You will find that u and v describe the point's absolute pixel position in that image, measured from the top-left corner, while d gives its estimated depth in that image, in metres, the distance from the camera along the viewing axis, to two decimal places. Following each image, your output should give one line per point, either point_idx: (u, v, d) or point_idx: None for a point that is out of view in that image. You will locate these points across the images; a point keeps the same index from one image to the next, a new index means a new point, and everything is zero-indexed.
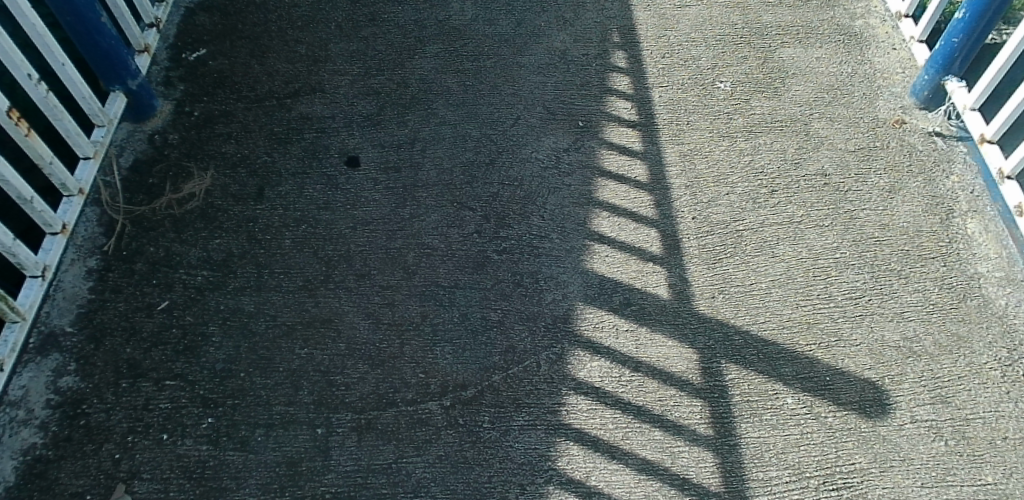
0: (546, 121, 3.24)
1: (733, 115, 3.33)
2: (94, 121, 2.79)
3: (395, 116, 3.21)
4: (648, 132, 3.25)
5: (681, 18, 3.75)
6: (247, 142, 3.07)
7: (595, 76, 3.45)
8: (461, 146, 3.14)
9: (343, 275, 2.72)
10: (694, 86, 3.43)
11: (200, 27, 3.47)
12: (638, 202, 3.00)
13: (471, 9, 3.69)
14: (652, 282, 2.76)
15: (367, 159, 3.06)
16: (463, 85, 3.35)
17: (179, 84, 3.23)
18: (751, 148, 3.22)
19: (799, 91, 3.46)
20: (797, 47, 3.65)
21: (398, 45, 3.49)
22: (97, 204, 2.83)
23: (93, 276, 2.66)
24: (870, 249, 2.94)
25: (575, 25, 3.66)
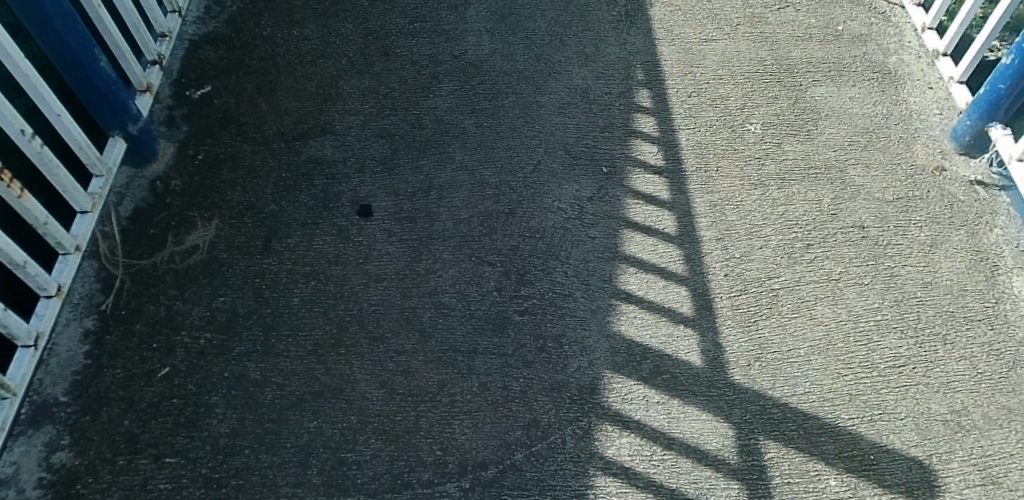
0: (569, 166, 3.08)
1: (765, 161, 3.16)
2: (93, 170, 2.65)
3: (410, 161, 3.05)
4: (676, 178, 3.07)
5: (707, 53, 3.58)
6: (253, 189, 2.91)
7: (619, 116, 3.28)
8: (479, 193, 2.97)
9: (355, 338, 2.55)
10: (723, 128, 3.26)
11: (204, 61, 3.31)
12: (666, 257, 2.83)
13: (488, 43, 3.52)
14: (683, 348, 2.60)
15: (381, 207, 2.90)
16: (480, 126, 3.19)
17: (182, 125, 3.07)
18: (784, 197, 3.05)
19: (833, 135, 3.29)
20: (829, 86, 3.48)
21: (412, 82, 3.33)
22: (95, 258, 2.67)
23: (90, 338, 2.50)
24: (912, 310, 2.77)
25: (596, 61, 3.49)
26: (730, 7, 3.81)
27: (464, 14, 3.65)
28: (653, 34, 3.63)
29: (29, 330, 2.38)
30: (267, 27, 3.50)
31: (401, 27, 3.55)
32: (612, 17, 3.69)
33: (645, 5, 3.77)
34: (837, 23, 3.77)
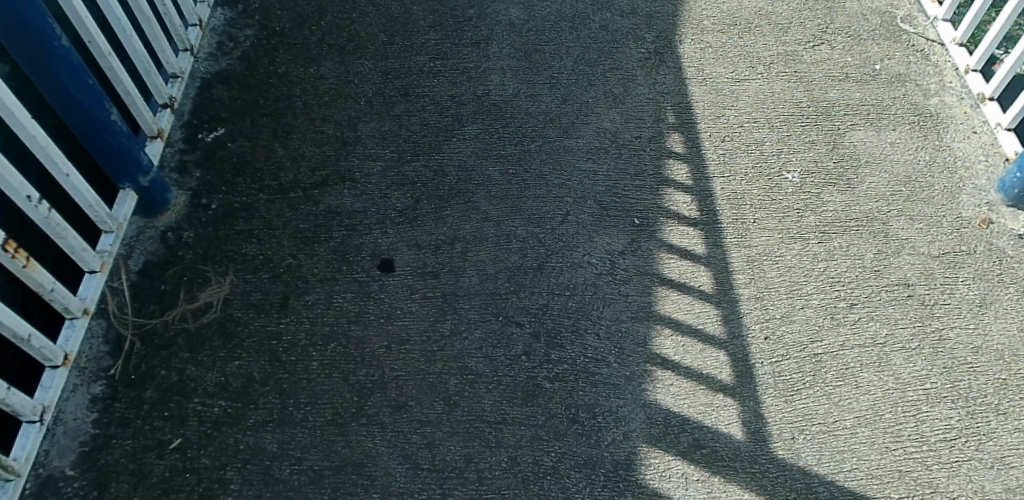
0: (599, 217, 2.95)
1: (804, 212, 3.02)
2: (103, 227, 2.57)
3: (433, 211, 2.93)
4: (710, 231, 2.93)
5: (740, 94, 3.44)
6: (270, 241, 2.80)
7: (649, 163, 3.15)
8: (506, 247, 2.84)
9: (377, 407, 2.42)
10: (758, 176, 3.13)
11: (218, 102, 3.21)
12: (703, 317, 2.69)
13: (513, 83, 3.40)
14: (723, 419, 2.46)
15: (403, 262, 2.78)
16: (506, 173, 3.07)
17: (195, 171, 2.98)
18: (825, 252, 2.90)
19: (874, 183, 3.14)
20: (868, 130, 3.34)
21: (434, 125, 3.21)
22: (104, 317, 2.55)
23: (98, 406, 2.37)
24: (963, 377, 2.62)
25: (625, 103, 3.36)
26: (762, 44, 3.67)
27: (487, 52, 3.52)
28: (683, 73, 3.50)
29: (34, 403, 2.25)
30: (283, 65, 3.38)
31: (422, 64, 3.43)
32: (640, 55, 3.56)
33: (674, 41, 3.64)
34: (874, 63, 3.63)
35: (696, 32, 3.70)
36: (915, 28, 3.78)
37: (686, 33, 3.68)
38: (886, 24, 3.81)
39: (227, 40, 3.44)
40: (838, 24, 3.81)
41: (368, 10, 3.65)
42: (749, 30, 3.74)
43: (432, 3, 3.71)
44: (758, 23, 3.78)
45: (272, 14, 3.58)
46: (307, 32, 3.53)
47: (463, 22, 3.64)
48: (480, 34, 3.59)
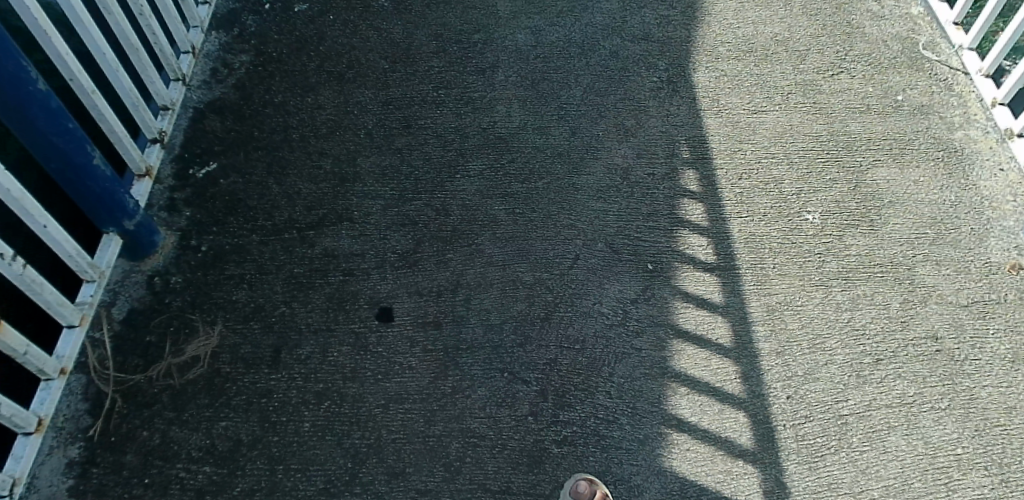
0: (610, 262, 2.79)
1: (826, 257, 2.85)
2: (85, 276, 2.45)
3: (434, 254, 2.77)
4: (728, 278, 2.77)
5: (757, 126, 3.27)
6: (262, 287, 2.65)
7: (663, 202, 2.98)
8: (511, 294, 2.69)
9: (373, 475, 2.27)
10: (777, 216, 2.96)
11: (211, 135, 3.05)
12: (721, 373, 2.53)
13: (519, 115, 3.24)
14: (743, 489, 2.31)
15: (402, 311, 2.62)
16: (512, 213, 2.91)
17: (184, 210, 2.82)
18: (849, 301, 2.74)
19: (900, 224, 2.97)
20: (891, 167, 3.16)
21: (437, 160, 3.05)
22: (83, 371, 2.40)
23: (75, 471, 2.22)
24: (996, 441, 2.46)
25: (637, 136, 3.20)
26: (780, 73, 3.50)
27: (492, 80, 3.36)
28: (698, 104, 3.33)
29: (4, 476, 2.12)
30: (279, 93, 3.23)
31: (425, 94, 3.27)
32: (652, 84, 3.40)
33: (688, 69, 3.47)
34: (895, 93, 3.45)
35: (711, 59, 3.53)
36: (938, 56, 3.61)
37: (700, 61, 3.52)
38: (908, 51, 3.64)
39: (221, 66, 3.29)
40: (858, 51, 3.64)
41: (368, 35, 3.49)
42: (766, 57, 3.57)
43: (436, 27, 3.56)
44: (775, 50, 3.61)
45: (269, 38, 3.43)
46: (305, 57, 3.37)
47: (468, 48, 3.48)
48: (485, 61, 3.44)
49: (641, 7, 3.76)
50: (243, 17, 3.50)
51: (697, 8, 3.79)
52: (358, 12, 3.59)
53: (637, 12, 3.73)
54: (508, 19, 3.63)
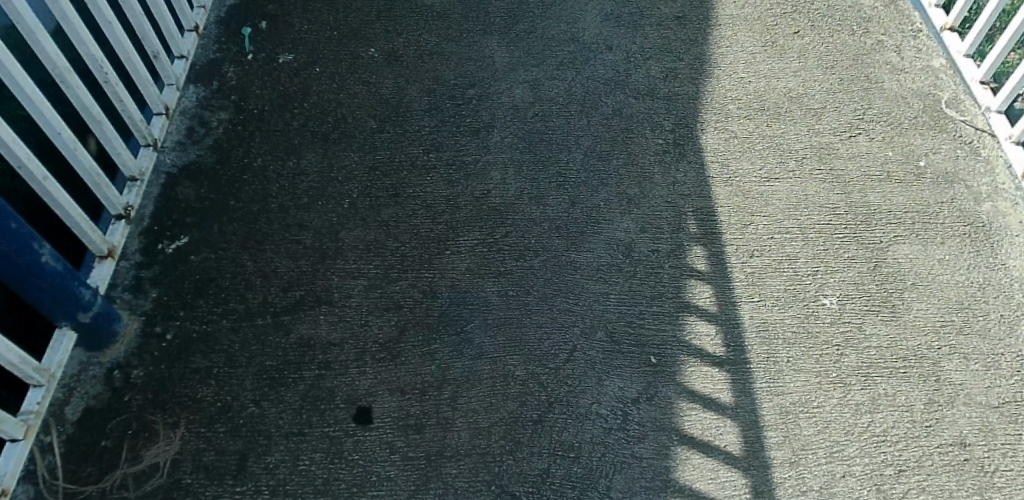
0: (609, 354, 2.57)
1: (844, 350, 2.63)
2: (30, 381, 2.26)
3: (419, 344, 2.56)
4: (738, 374, 2.54)
5: (769, 196, 3.04)
6: (230, 382, 2.45)
7: (668, 284, 2.76)
8: (501, 392, 2.47)
9: None
10: (792, 301, 2.74)
11: (183, 203, 2.84)
12: (729, 488, 2.32)
13: (515, 181, 3.02)
14: None
15: (382, 411, 2.41)
16: (505, 296, 2.70)
17: (150, 291, 2.62)
18: (869, 402, 2.52)
19: (924, 311, 2.75)
20: (914, 245, 2.93)
21: (424, 233, 2.84)
22: (32, 481, 2.21)
23: None
24: None
25: (641, 207, 2.97)
26: (794, 134, 3.27)
27: (487, 141, 3.15)
28: (706, 170, 3.11)
29: None
30: (259, 155, 3.02)
31: (415, 158, 3.06)
32: (658, 147, 3.18)
33: (696, 130, 3.25)
34: (918, 157, 3.21)
35: (721, 118, 3.31)
36: (963, 115, 3.37)
37: (709, 120, 3.30)
38: (930, 110, 3.39)
39: (197, 124, 3.08)
40: (878, 109, 3.39)
41: (356, 90, 3.28)
42: (780, 115, 3.34)
43: (428, 82, 3.35)
44: (789, 107, 3.38)
45: (250, 93, 3.22)
46: (287, 115, 3.17)
47: (461, 105, 3.27)
48: (480, 120, 3.23)
49: (646, 59, 3.54)
50: (223, 68, 3.29)
51: (705, 60, 3.57)
52: (346, 64, 3.38)
53: (641, 64, 3.52)
54: (505, 72, 3.43)
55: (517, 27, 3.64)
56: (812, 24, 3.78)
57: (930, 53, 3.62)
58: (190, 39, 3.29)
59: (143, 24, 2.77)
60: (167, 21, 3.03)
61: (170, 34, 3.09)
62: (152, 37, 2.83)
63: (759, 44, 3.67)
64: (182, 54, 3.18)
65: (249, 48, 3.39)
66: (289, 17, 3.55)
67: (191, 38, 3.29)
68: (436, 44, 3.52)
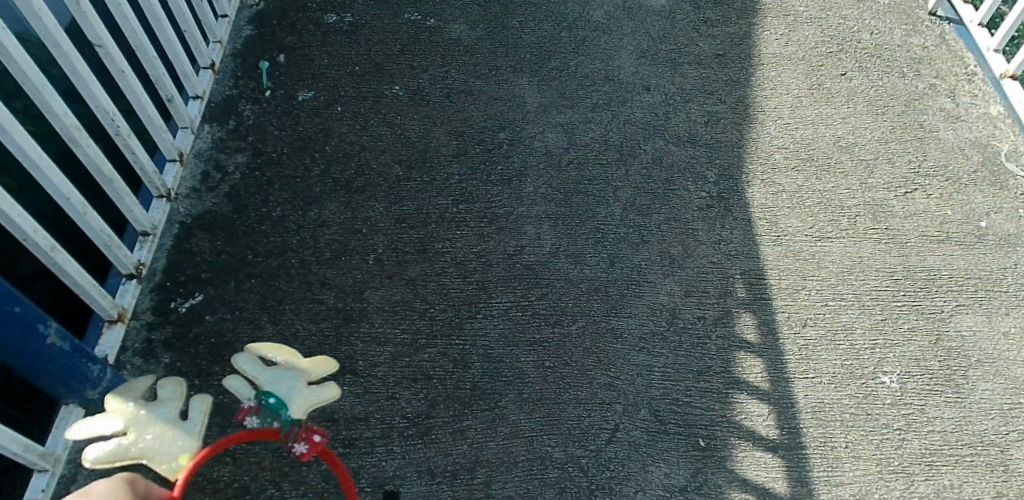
0: (654, 437, 2.40)
1: (906, 435, 2.46)
2: (34, 467, 2.09)
3: (450, 420, 2.38)
4: (794, 461, 2.39)
5: (821, 258, 2.85)
6: (247, 461, 2.26)
7: (716, 355, 2.58)
8: (539, 477, 2.30)
9: None
10: (850, 379, 2.57)
11: (198, 257, 2.67)
12: None
13: (550, 237, 2.84)
14: None
15: (411, 496, 2.24)
16: (542, 367, 2.52)
17: (162, 355, 2.44)
18: (935, 494, 2.36)
19: (989, 392, 2.56)
20: (976, 315, 2.74)
21: (454, 294, 2.66)
22: None
23: None
24: None
25: (685, 268, 2.79)
26: (845, 188, 3.08)
27: (520, 191, 2.97)
28: (753, 227, 2.92)
29: None
30: (279, 204, 2.84)
31: (443, 209, 2.89)
32: (701, 201, 2.99)
33: (741, 182, 3.06)
34: (978, 217, 3.01)
35: (767, 170, 3.12)
36: None
37: (754, 171, 3.11)
38: (990, 163, 3.19)
39: (213, 169, 2.91)
40: (933, 162, 3.19)
41: (380, 132, 3.11)
42: (831, 167, 3.15)
43: (457, 123, 3.17)
44: (839, 158, 3.19)
45: (268, 134, 3.05)
46: (308, 158, 2.99)
47: (492, 151, 3.09)
48: (511, 167, 3.05)
49: (686, 101, 3.35)
50: (240, 107, 3.12)
51: (749, 103, 3.36)
52: (369, 103, 3.20)
53: (681, 107, 3.33)
54: (537, 114, 3.24)
55: (549, 64, 3.45)
56: (860, 64, 3.56)
57: (987, 99, 3.41)
58: (205, 77, 3.11)
59: (158, 69, 2.66)
60: (182, 62, 2.87)
61: (185, 74, 2.92)
62: (166, 82, 2.71)
63: (805, 87, 3.46)
64: (198, 94, 3.02)
65: (267, 84, 3.21)
66: (309, 50, 3.37)
67: (206, 76, 3.11)
68: (465, 82, 3.33)
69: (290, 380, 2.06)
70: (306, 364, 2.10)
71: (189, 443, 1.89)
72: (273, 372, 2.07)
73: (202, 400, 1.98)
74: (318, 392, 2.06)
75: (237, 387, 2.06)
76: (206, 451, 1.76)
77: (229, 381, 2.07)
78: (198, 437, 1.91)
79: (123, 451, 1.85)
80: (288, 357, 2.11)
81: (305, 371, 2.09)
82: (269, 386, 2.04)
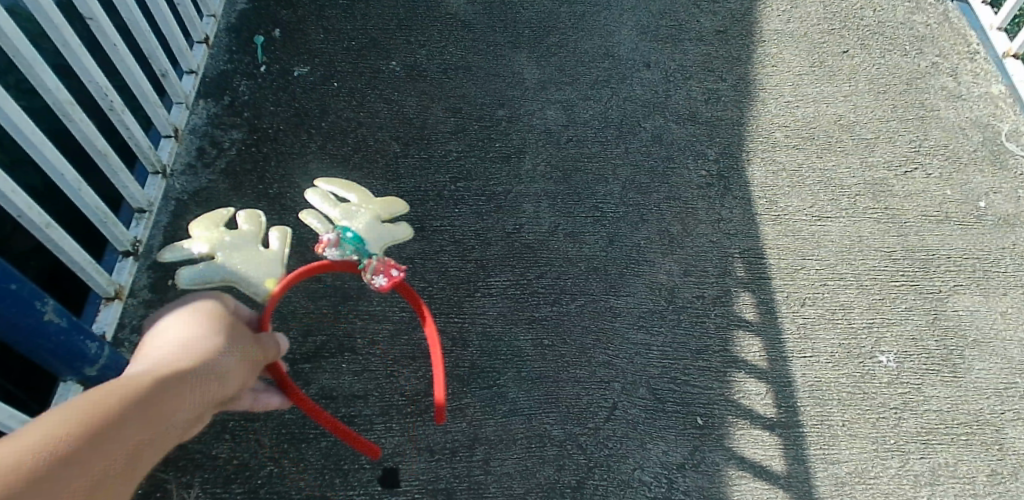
0: (653, 415, 2.42)
1: (902, 414, 2.48)
2: None
3: (449, 398, 2.39)
4: (791, 439, 2.41)
5: (820, 237, 2.85)
6: (247, 438, 2.26)
7: (714, 334, 2.58)
8: (538, 454, 2.31)
9: None
10: (847, 358, 2.58)
11: None
12: None
13: (549, 215, 2.83)
14: None
15: (411, 474, 2.25)
16: (541, 345, 2.52)
17: None
18: (930, 473, 2.38)
19: (985, 372, 2.58)
20: (974, 295, 2.74)
21: (453, 272, 2.65)
22: None
23: None
24: None
25: (685, 247, 2.78)
26: (845, 167, 3.07)
27: (519, 169, 2.95)
28: (753, 206, 2.91)
29: None
30: (276, 181, 2.82)
31: (442, 187, 2.86)
32: (701, 179, 2.97)
33: (741, 161, 3.05)
34: (978, 197, 3.01)
35: (768, 148, 3.10)
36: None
37: (755, 149, 3.09)
38: (991, 143, 3.18)
39: (209, 145, 2.88)
40: (934, 141, 3.17)
41: (377, 108, 3.07)
42: (831, 146, 3.14)
43: (455, 100, 3.14)
44: (840, 137, 3.17)
45: (264, 110, 3.01)
46: (304, 135, 2.96)
47: (490, 128, 3.07)
48: (510, 145, 3.03)
49: (686, 78, 3.32)
50: (235, 82, 3.08)
51: (750, 81, 3.34)
52: (366, 79, 3.17)
53: (681, 84, 3.30)
54: (536, 91, 3.21)
55: (548, 40, 3.41)
56: (862, 42, 3.53)
57: (989, 77, 3.39)
58: (199, 51, 3.07)
59: (151, 43, 2.62)
60: (175, 36, 2.83)
61: (179, 49, 2.89)
62: (160, 56, 2.68)
63: (806, 64, 3.43)
64: (192, 69, 2.98)
65: (262, 59, 3.17)
66: (304, 24, 3.32)
67: (201, 51, 3.07)
68: (463, 58, 3.29)
69: (366, 216, 2.14)
70: (376, 205, 2.20)
71: (271, 268, 1.93)
72: (353, 208, 2.16)
73: (283, 230, 2.01)
74: (391, 231, 2.13)
75: (313, 220, 2.14)
76: (296, 273, 1.81)
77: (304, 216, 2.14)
78: (281, 264, 1.96)
79: (211, 275, 1.93)
80: (360, 198, 2.21)
81: (376, 211, 2.18)
82: (347, 222, 2.11)
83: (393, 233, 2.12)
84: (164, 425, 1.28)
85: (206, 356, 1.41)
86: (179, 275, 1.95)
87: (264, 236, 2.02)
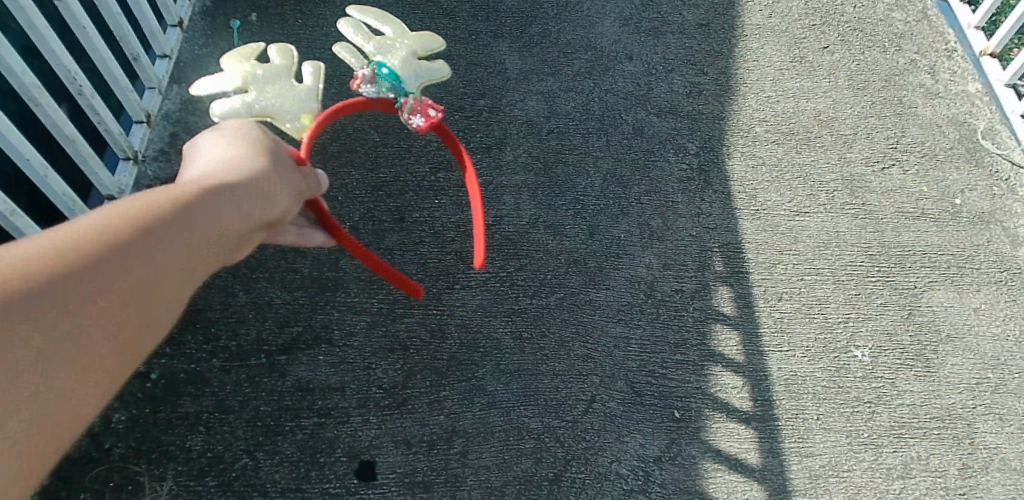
0: (631, 408, 2.42)
1: (875, 408, 2.51)
2: None
3: (428, 390, 2.37)
4: (766, 432, 2.43)
5: (798, 232, 2.87)
6: (221, 430, 2.24)
7: (693, 328, 2.60)
8: (516, 447, 2.31)
9: None
10: (822, 352, 2.60)
11: None
12: None
13: (529, 208, 2.82)
14: None
15: (388, 466, 2.24)
16: (520, 338, 2.51)
17: None
18: (901, 466, 2.41)
19: (958, 367, 2.61)
20: (948, 291, 2.78)
21: (432, 264, 2.64)
22: None
23: None
24: None
25: (664, 240, 2.79)
26: (824, 163, 3.09)
27: (499, 160, 2.94)
28: (732, 201, 2.92)
29: None
30: None
31: (421, 176, 2.84)
32: (681, 173, 2.98)
33: (722, 155, 3.06)
34: (953, 194, 3.04)
35: (748, 143, 3.11)
36: (999, 149, 3.20)
37: (735, 143, 3.10)
38: (967, 141, 3.21)
39: (183, 131, 2.82)
40: (911, 137, 3.20)
41: None
42: (810, 141, 3.15)
43: (435, 89, 3.11)
44: (819, 132, 3.19)
45: None
46: None
47: (471, 118, 3.04)
48: (491, 135, 3.01)
49: (669, 71, 3.32)
50: (210, 67, 3.02)
51: (731, 75, 3.34)
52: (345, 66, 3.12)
53: (664, 77, 3.30)
54: (517, 81, 3.19)
55: (530, 30, 3.38)
56: (842, 37, 3.55)
57: (966, 76, 3.42)
58: (173, 35, 3.02)
59: (122, 26, 2.57)
60: (148, 19, 2.78)
61: (152, 32, 2.84)
62: (132, 40, 2.63)
63: (787, 59, 3.44)
64: (166, 53, 2.93)
65: (238, 44, 3.11)
66: (281, 9, 3.26)
67: (174, 35, 3.02)
68: (444, 46, 3.26)
69: (400, 54, 2.24)
70: (411, 40, 2.27)
71: (309, 104, 2.06)
72: (386, 41, 2.25)
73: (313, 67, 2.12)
74: (425, 68, 2.25)
75: (348, 55, 2.24)
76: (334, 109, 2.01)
77: (339, 48, 2.24)
78: (316, 99, 2.07)
79: (250, 107, 1.98)
80: (395, 30, 2.29)
81: (411, 46, 2.27)
82: (382, 57, 2.23)
83: (429, 71, 2.24)
84: (194, 251, 1.36)
85: (232, 192, 1.50)
86: (213, 104, 1.97)
87: (295, 70, 2.11)
